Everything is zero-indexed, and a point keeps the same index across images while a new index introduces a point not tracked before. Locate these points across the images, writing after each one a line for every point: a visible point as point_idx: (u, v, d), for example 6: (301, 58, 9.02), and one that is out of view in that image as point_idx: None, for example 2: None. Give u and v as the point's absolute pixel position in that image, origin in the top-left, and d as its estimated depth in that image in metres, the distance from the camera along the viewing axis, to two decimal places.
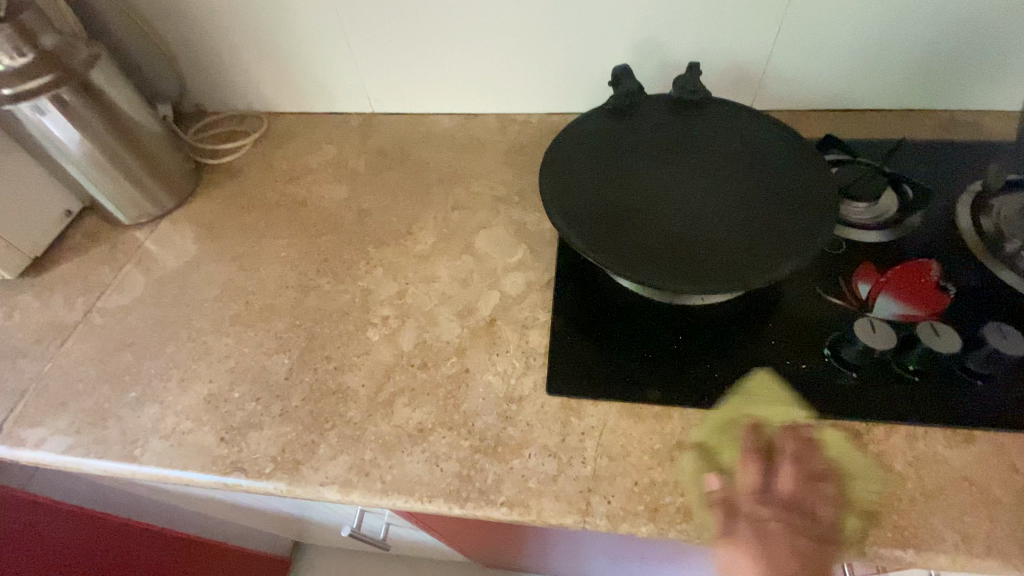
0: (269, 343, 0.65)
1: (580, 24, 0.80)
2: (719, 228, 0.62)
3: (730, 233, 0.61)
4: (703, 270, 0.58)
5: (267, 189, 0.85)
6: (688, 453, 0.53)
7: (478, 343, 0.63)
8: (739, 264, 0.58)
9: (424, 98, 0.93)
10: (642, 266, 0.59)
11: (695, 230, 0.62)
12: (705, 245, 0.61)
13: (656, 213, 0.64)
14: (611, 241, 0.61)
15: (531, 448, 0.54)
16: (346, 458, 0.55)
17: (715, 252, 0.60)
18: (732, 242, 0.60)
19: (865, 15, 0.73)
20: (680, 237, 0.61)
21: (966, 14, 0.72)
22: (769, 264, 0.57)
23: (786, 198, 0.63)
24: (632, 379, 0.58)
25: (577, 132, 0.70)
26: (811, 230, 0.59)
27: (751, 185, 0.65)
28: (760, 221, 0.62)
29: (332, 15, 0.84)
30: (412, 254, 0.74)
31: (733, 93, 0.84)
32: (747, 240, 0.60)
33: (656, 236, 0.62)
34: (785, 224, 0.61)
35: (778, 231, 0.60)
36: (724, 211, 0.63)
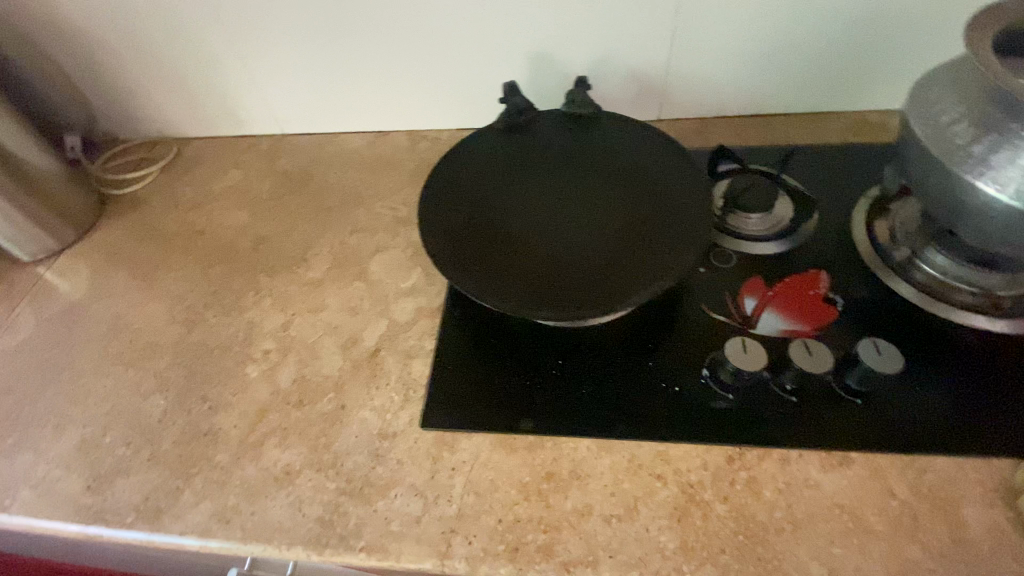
0: (148, 383, 0.63)
1: (474, 38, 0.78)
2: (596, 250, 0.61)
3: (609, 254, 0.60)
4: (577, 295, 0.58)
5: (167, 218, 0.83)
6: (555, 487, 0.51)
7: (358, 376, 0.61)
8: (612, 288, 0.57)
9: (331, 117, 0.91)
10: (516, 294, 0.58)
11: (574, 253, 0.61)
12: (580, 268, 0.60)
13: (537, 235, 0.63)
14: (486, 267, 0.59)
15: (398, 488, 0.52)
16: (209, 505, 0.53)
17: (592, 276, 0.59)
18: (606, 264, 0.59)
19: (758, 19, 0.71)
20: (559, 261, 0.60)
21: (859, 14, 0.70)
22: (642, 287, 0.56)
23: (667, 215, 0.62)
24: (507, 408, 0.56)
25: (465, 151, 0.69)
26: (686, 249, 0.58)
27: (635, 202, 0.64)
28: (639, 240, 0.60)
29: (226, 38, 0.82)
30: (304, 282, 0.72)
31: (638, 102, 0.82)
32: (624, 261, 0.59)
33: (534, 260, 0.60)
34: (664, 243, 0.60)
35: (655, 250, 0.59)
36: (604, 231, 0.62)
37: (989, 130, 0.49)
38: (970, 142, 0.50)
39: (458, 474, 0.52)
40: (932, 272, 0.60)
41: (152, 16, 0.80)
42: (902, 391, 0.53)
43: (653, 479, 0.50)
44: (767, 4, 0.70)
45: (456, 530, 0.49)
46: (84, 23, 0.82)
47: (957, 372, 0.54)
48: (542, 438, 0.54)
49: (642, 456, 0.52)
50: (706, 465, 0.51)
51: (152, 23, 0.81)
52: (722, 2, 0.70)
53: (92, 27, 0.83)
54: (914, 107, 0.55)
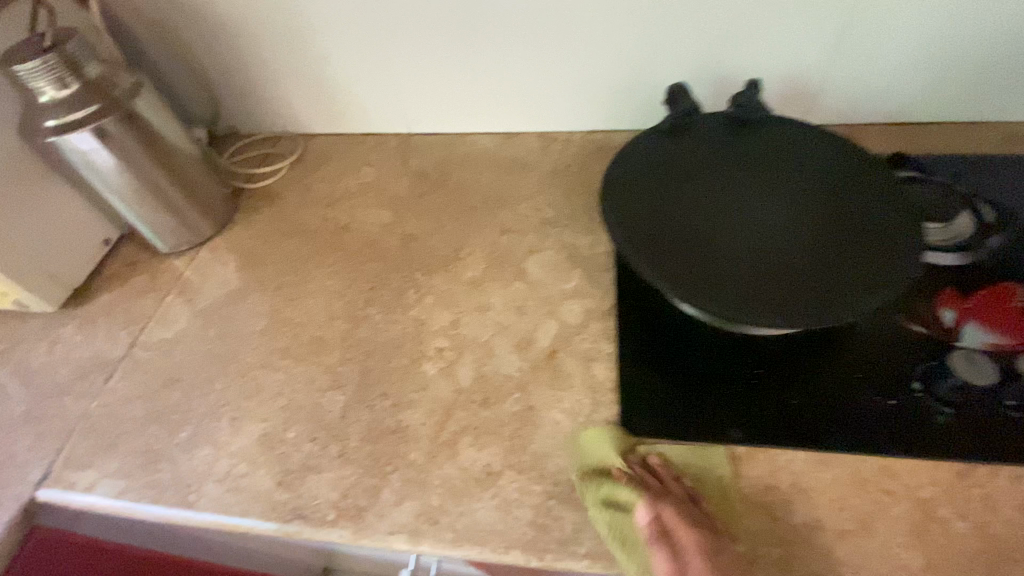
0: (322, 377, 0.63)
1: (627, 39, 0.77)
2: (796, 256, 0.60)
3: (806, 263, 0.59)
4: (781, 303, 0.57)
5: (306, 213, 0.83)
6: (779, 498, 0.50)
7: (540, 378, 0.60)
8: (818, 296, 0.56)
9: (462, 118, 0.91)
10: (717, 300, 0.57)
11: (771, 260, 0.60)
12: (782, 274, 0.59)
13: (725, 240, 0.62)
14: (684, 272, 0.59)
15: (610, 494, 0.51)
16: (413, 504, 0.53)
17: (797, 284, 0.58)
18: (810, 271, 0.58)
19: (933, 23, 0.70)
20: (753, 267, 0.60)
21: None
22: (853, 296, 0.55)
23: (860, 223, 0.61)
24: (711, 417, 0.54)
25: (635, 151, 0.67)
26: (895, 258, 0.57)
27: (822, 209, 0.63)
28: (836, 249, 0.60)
29: (371, 32, 0.81)
30: (461, 282, 0.71)
31: (785, 107, 0.81)
32: (824, 270, 0.58)
33: (728, 267, 0.60)
34: (864, 253, 0.59)
35: (857, 260, 0.58)
36: (799, 237, 0.61)
37: None
38: None
39: (672, 482, 0.51)
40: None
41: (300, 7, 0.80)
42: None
43: (881, 494, 0.49)
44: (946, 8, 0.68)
45: None
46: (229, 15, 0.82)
47: None
48: (754, 448, 0.53)
49: (865, 468, 0.51)
50: (934, 480, 0.50)
51: (297, 15, 0.81)
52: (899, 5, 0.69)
53: (235, 19, 0.82)
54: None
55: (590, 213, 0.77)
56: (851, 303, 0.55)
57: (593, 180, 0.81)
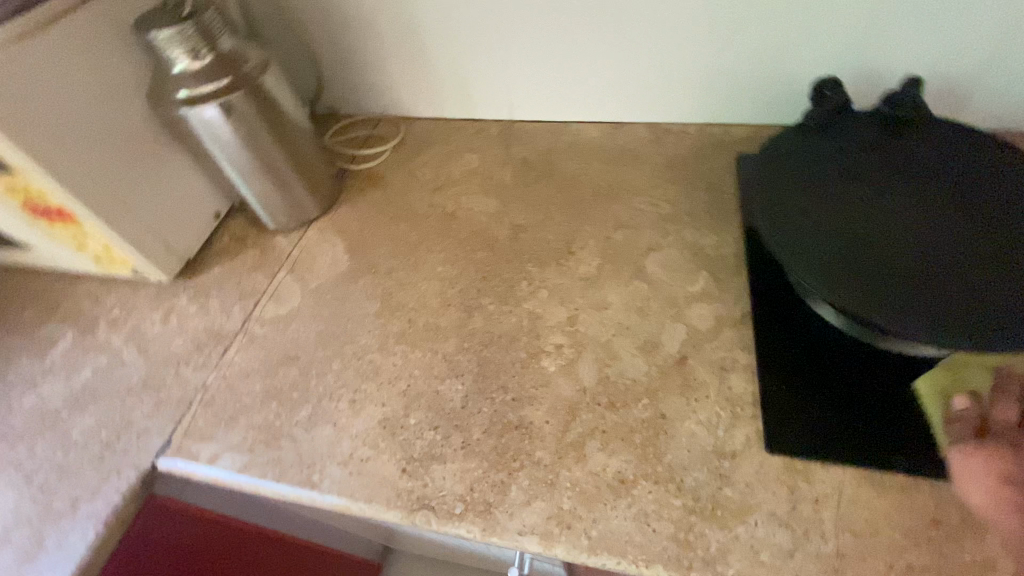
0: (440, 366, 0.62)
1: (764, 28, 0.72)
2: (976, 272, 0.54)
3: (984, 278, 0.53)
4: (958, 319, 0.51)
5: (412, 198, 0.82)
6: (949, 537, 0.46)
7: (671, 384, 0.57)
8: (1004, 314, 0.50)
9: (569, 105, 0.88)
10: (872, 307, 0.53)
11: (946, 273, 0.54)
12: (961, 289, 0.53)
13: (884, 244, 0.57)
14: (841, 277, 0.55)
15: (757, 515, 0.48)
16: (543, 505, 0.51)
17: (981, 301, 0.52)
18: (996, 290, 0.52)
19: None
20: (919, 274, 0.55)
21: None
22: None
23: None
24: (871, 443, 0.50)
25: (778, 148, 0.66)
26: None
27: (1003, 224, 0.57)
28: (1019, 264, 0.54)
29: (487, 12, 0.79)
30: (577, 276, 0.69)
31: (933, 106, 0.74)
32: (1006, 285, 0.52)
33: (888, 270, 0.55)
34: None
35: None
36: (979, 252, 0.55)
37: None
38: None
39: (826, 508, 0.48)
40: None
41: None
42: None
43: None
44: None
45: (840, 571, 0.45)
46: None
47: None
48: (917, 480, 0.49)
49: None
50: None
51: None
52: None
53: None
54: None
55: (712, 213, 0.73)
56: None
57: (712, 177, 0.77)
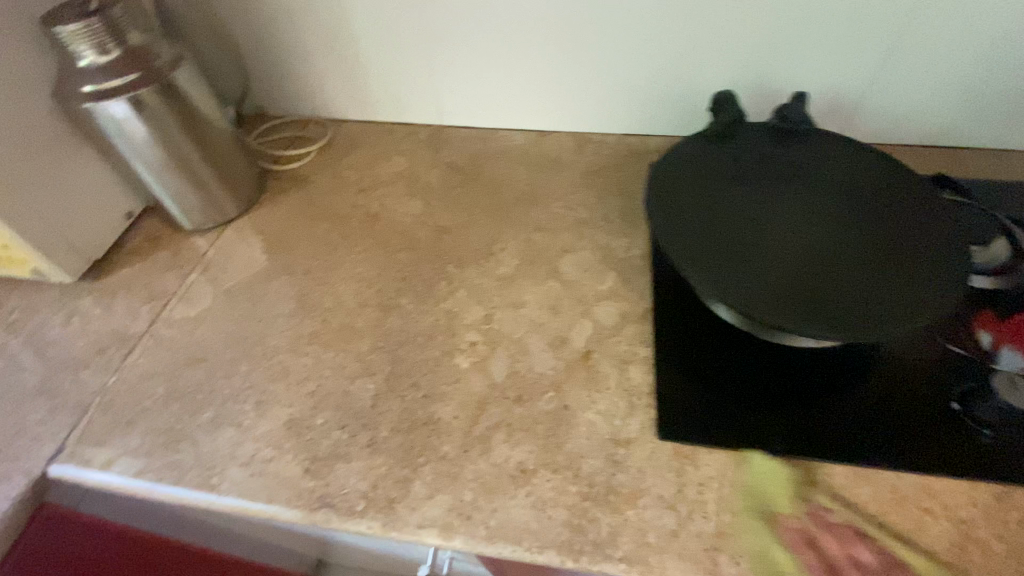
0: (351, 365, 0.62)
1: (674, 41, 0.77)
2: (840, 271, 0.59)
3: (846, 275, 0.59)
4: (823, 315, 0.56)
5: (336, 199, 0.82)
6: (817, 512, 0.49)
7: (576, 378, 0.59)
8: (862, 309, 0.56)
9: (496, 111, 0.90)
10: (754, 304, 0.57)
11: (815, 272, 0.60)
12: (827, 288, 0.58)
13: (764, 249, 0.61)
14: (726, 276, 0.59)
15: (646, 498, 0.50)
16: (445, 498, 0.52)
17: (842, 299, 0.57)
18: (855, 287, 0.58)
19: (981, 41, 0.70)
20: (793, 274, 0.60)
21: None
22: (893, 314, 0.55)
23: (902, 245, 0.60)
24: (751, 428, 0.54)
25: (675, 155, 0.68)
26: (938, 280, 0.57)
27: (864, 224, 0.62)
28: (876, 267, 0.59)
29: (412, 15, 0.80)
30: (494, 276, 0.70)
31: (824, 122, 0.81)
32: (864, 286, 0.58)
33: (766, 271, 0.60)
34: (907, 273, 0.58)
35: (896, 279, 0.58)
36: (842, 252, 0.61)
37: None
38: None
39: (709, 490, 0.51)
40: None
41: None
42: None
43: (919, 512, 0.49)
44: (996, 25, 0.68)
45: (720, 548, 0.48)
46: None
47: None
48: (792, 460, 0.52)
49: (904, 485, 0.50)
50: (972, 501, 0.50)
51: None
52: (949, 19, 0.68)
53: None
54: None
55: (625, 217, 0.76)
56: (892, 319, 0.54)
57: (627, 184, 0.81)
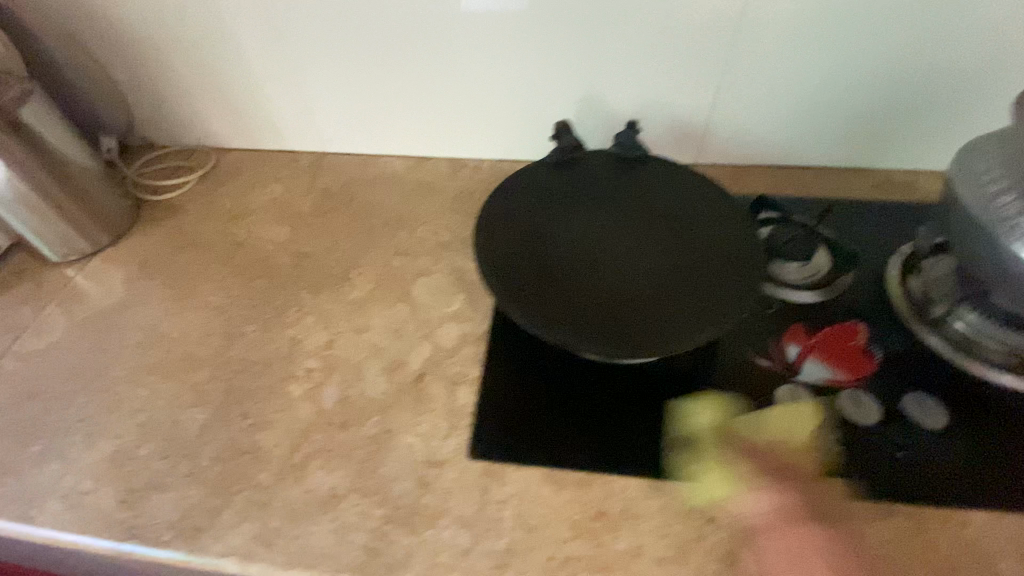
0: (186, 395, 0.63)
1: (531, 72, 0.80)
2: (645, 291, 0.62)
3: (649, 296, 0.61)
4: (620, 334, 0.58)
5: (206, 228, 0.83)
6: (607, 526, 0.51)
7: (403, 401, 0.60)
8: (655, 329, 0.58)
9: (374, 139, 0.92)
10: (558, 323, 0.58)
11: (623, 293, 0.62)
12: (629, 307, 0.61)
13: (580, 270, 0.63)
14: (538, 296, 0.60)
15: (446, 519, 0.52)
16: (251, 526, 0.52)
17: (641, 318, 0.60)
18: (655, 307, 0.60)
19: (806, 70, 0.74)
20: (601, 294, 0.62)
21: (904, 70, 0.73)
22: (683, 333, 0.58)
23: (707, 265, 0.63)
24: (557, 444, 0.56)
25: (509, 189, 0.69)
26: (731, 299, 0.60)
27: (675, 247, 0.65)
28: (677, 288, 0.62)
29: (281, 48, 0.82)
30: (346, 301, 0.71)
31: (679, 145, 0.85)
32: (663, 306, 0.60)
33: (577, 291, 0.61)
34: (705, 293, 0.61)
35: (694, 299, 0.61)
36: (651, 273, 0.63)
37: None
38: (1017, 215, 0.49)
39: (508, 507, 0.52)
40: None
41: (206, 20, 0.80)
42: (953, 444, 0.55)
43: (702, 522, 0.51)
44: (817, 55, 0.73)
45: (506, 565, 0.49)
46: (140, 25, 0.82)
47: (992, 430, 0.56)
48: (592, 475, 0.54)
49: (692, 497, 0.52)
50: None
51: (203, 27, 0.81)
52: (774, 50, 0.73)
53: (146, 30, 0.83)
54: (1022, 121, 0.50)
55: None
56: (679, 339, 0.57)
57: None
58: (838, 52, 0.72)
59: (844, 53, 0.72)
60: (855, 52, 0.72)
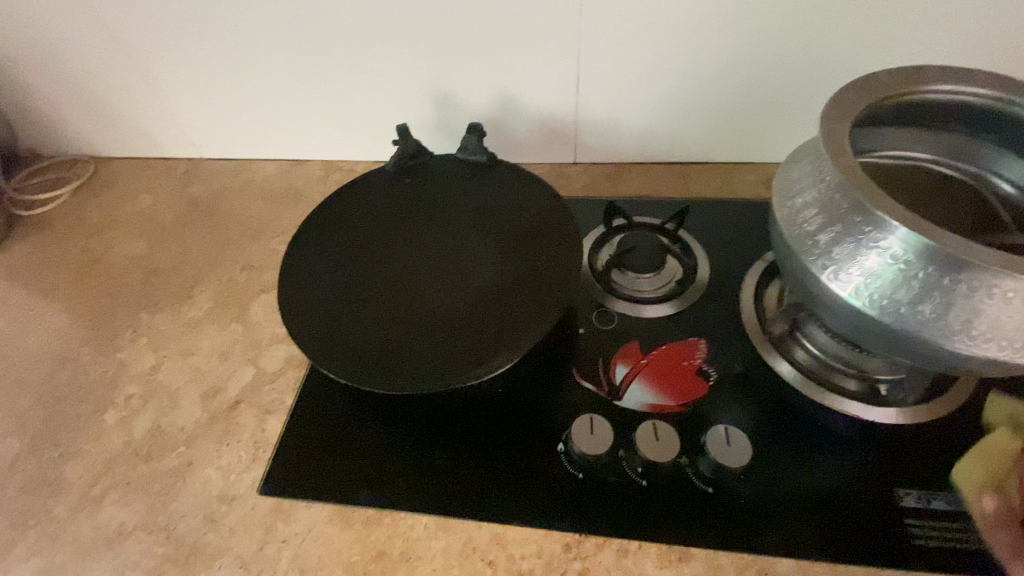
0: (7, 422, 0.62)
1: (381, 66, 0.75)
2: (449, 308, 0.58)
3: (453, 314, 0.58)
4: (405, 356, 0.55)
5: (69, 242, 0.82)
6: (383, 568, 0.49)
7: (212, 430, 0.59)
8: (445, 352, 0.55)
9: (245, 144, 0.88)
10: (341, 342, 0.55)
11: (425, 309, 0.58)
12: (426, 326, 0.57)
13: (388, 284, 0.60)
14: (332, 312, 0.57)
15: (224, 559, 0.50)
16: (36, 563, 0.52)
17: (434, 338, 0.56)
18: (453, 327, 0.57)
19: (668, 52, 0.67)
20: (401, 311, 0.58)
21: (775, 51, 0.65)
22: (472, 356, 0.54)
23: (526, 281, 0.59)
24: (352, 478, 0.53)
25: (340, 206, 0.66)
26: (534, 322, 0.56)
27: (499, 260, 0.61)
28: (485, 306, 0.58)
29: (127, 52, 0.78)
30: (182, 321, 0.69)
31: (551, 145, 0.79)
32: (464, 325, 0.57)
33: (375, 308, 0.58)
34: (512, 313, 0.57)
35: (499, 318, 0.57)
36: (463, 288, 0.59)
37: (836, 218, 0.42)
38: (816, 230, 0.43)
39: (288, 547, 0.50)
40: (919, 505, 0.48)
41: (45, 24, 0.77)
42: (773, 477, 0.50)
43: (482, 564, 0.48)
44: (677, 37, 0.66)
45: None
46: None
47: (823, 459, 0.51)
48: (381, 512, 0.52)
49: (478, 536, 0.50)
50: (539, 551, 0.49)
51: (45, 32, 0.78)
52: (628, 34, 0.66)
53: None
54: (827, 122, 0.44)
55: None
56: (467, 364, 0.53)
57: None
58: (699, 34, 0.65)
59: (705, 33, 0.65)
60: (717, 33, 0.65)
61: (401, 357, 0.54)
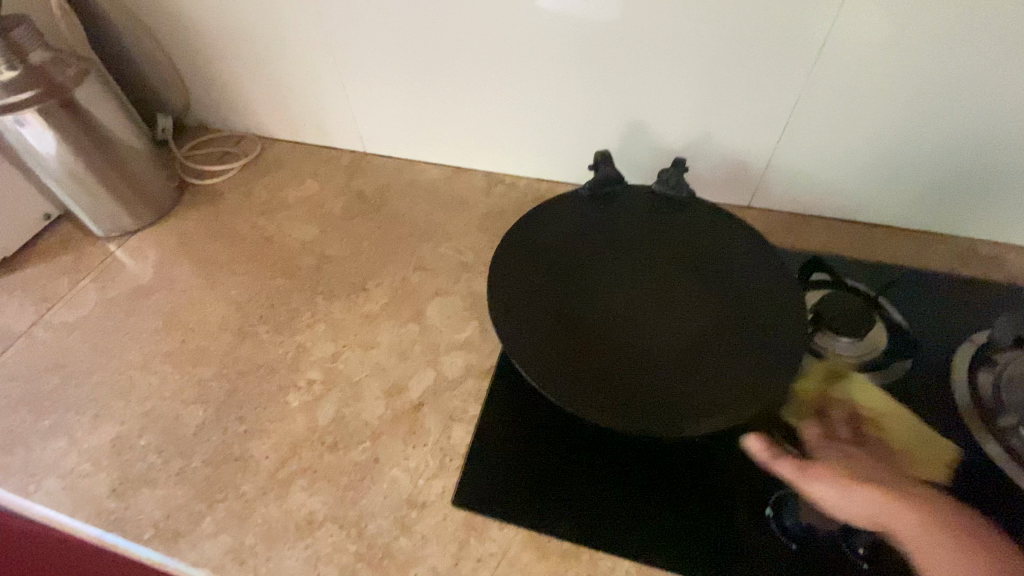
0: (190, 389, 0.63)
1: (577, 89, 0.74)
2: (656, 349, 0.56)
3: (661, 356, 0.56)
4: (618, 393, 0.53)
5: (239, 217, 0.84)
6: None
7: (396, 430, 0.58)
8: (659, 395, 0.53)
9: (413, 146, 0.89)
10: (550, 368, 0.54)
11: (632, 347, 0.57)
12: (635, 365, 0.55)
13: (590, 314, 0.59)
14: (538, 335, 0.56)
15: (419, 569, 0.50)
16: (226, 539, 0.52)
17: (645, 379, 0.54)
18: (664, 370, 0.55)
19: (895, 115, 0.65)
20: (607, 344, 0.57)
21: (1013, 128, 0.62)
22: (690, 405, 0.52)
23: (737, 331, 0.57)
24: (550, 508, 0.52)
25: (535, 226, 0.65)
26: (754, 378, 0.53)
27: (704, 304, 0.59)
28: (696, 352, 0.56)
29: (324, 45, 0.79)
30: (358, 313, 0.70)
31: (731, 189, 0.79)
32: (676, 370, 0.55)
33: (580, 338, 0.57)
34: (726, 363, 0.55)
35: (713, 368, 0.55)
36: (669, 330, 0.58)
37: None
38: None
39: (484, 567, 0.49)
40: None
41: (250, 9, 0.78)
42: None
43: None
44: (910, 102, 0.63)
45: None
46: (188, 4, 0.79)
47: None
48: (579, 547, 0.50)
49: None
50: None
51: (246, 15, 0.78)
52: (858, 92, 0.64)
53: (192, 13, 0.80)
54: None
55: None
56: (686, 413, 0.51)
57: None
58: (942, 100, 0.62)
59: (943, 101, 0.62)
60: (957, 103, 0.62)
61: (615, 394, 0.53)
